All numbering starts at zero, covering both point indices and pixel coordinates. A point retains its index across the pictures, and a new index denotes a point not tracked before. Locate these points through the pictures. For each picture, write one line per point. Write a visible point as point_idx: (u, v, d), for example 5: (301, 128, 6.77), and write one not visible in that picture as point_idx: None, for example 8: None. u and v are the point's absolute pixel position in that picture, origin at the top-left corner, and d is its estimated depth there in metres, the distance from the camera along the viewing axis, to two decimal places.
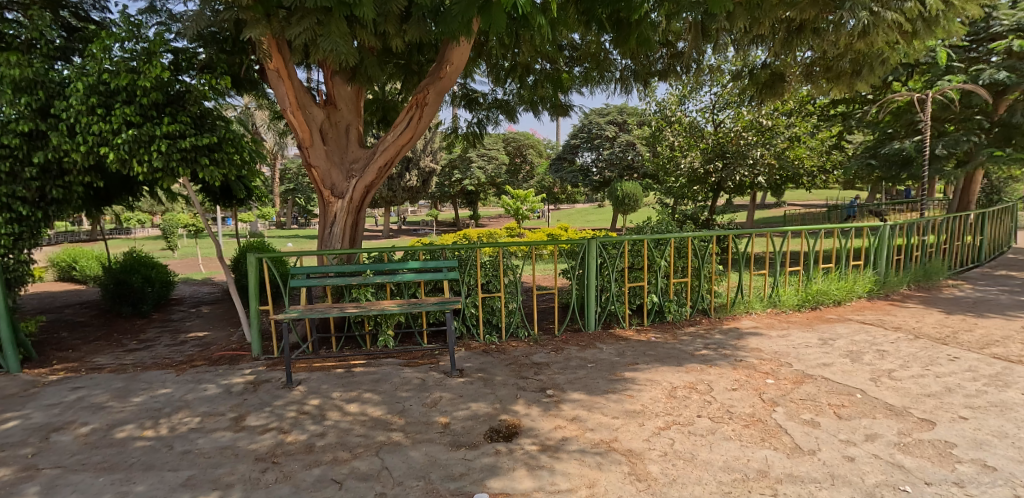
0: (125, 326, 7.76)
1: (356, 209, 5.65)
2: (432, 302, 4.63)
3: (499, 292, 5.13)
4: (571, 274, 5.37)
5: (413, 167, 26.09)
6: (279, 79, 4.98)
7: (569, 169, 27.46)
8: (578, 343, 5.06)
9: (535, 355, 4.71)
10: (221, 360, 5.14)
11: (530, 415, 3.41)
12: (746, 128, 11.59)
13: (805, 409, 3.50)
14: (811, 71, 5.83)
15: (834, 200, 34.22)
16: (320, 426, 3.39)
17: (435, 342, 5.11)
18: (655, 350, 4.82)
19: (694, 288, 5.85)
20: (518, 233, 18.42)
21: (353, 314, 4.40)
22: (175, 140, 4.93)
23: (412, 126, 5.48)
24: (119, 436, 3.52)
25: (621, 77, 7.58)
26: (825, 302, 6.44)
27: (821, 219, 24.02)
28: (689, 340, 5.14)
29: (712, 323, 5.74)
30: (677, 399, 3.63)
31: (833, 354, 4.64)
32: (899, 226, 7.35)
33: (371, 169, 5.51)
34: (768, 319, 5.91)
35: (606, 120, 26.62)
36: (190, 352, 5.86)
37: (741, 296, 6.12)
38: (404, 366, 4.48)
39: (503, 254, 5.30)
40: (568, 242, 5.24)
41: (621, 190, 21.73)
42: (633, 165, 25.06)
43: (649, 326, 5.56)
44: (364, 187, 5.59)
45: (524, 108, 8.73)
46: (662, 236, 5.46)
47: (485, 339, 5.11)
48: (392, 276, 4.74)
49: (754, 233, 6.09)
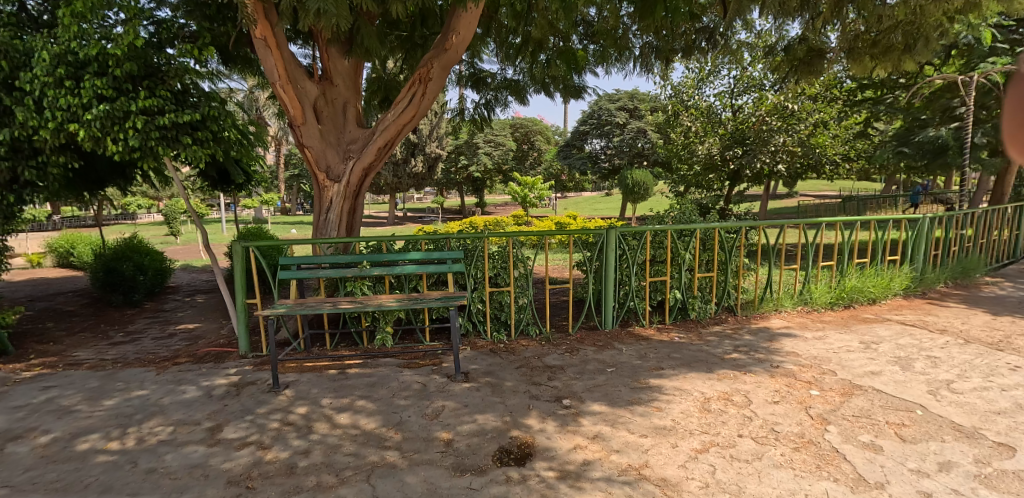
0: (114, 316, 7.39)
1: (354, 194, 5.21)
2: (435, 297, 4.19)
3: (509, 286, 4.67)
4: (587, 266, 4.90)
5: (418, 152, 25.58)
6: (266, 49, 4.49)
7: (577, 156, 26.84)
8: (595, 343, 4.60)
9: (548, 356, 4.27)
10: (206, 358, 4.72)
11: (545, 432, 2.97)
12: (769, 112, 10.96)
13: (862, 429, 3.05)
14: (853, 48, 5.35)
15: (847, 191, 33.43)
16: (306, 441, 2.97)
17: (438, 339, 4.67)
18: (681, 352, 4.36)
19: (720, 283, 5.37)
20: (525, 222, 18.00)
21: (348, 310, 3.96)
22: (153, 116, 4.49)
23: (415, 103, 5.01)
24: (80, 448, 3.11)
25: (641, 55, 7.05)
26: (860, 300, 5.96)
27: (835, 210, 23.39)
28: (717, 341, 4.68)
29: (740, 322, 5.27)
30: (713, 414, 3.19)
31: (880, 361, 4.17)
32: (938, 219, 6.83)
33: (370, 150, 5.05)
34: (800, 318, 5.44)
35: (617, 106, 25.93)
36: (177, 346, 5.46)
37: (770, 293, 5.65)
38: (403, 368, 4.05)
39: (514, 243, 4.81)
40: (585, 231, 4.76)
41: (631, 178, 21.18)
42: (644, 153, 24.41)
43: (672, 325, 5.10)
44: (363, 170, 5.13)
45: (535, 89, 8.25)
46: (689, 227, 4.98)
47: (493, 337, 4.66)
48: (390, 267, 4.30)
49: (786, 223, 5.58)
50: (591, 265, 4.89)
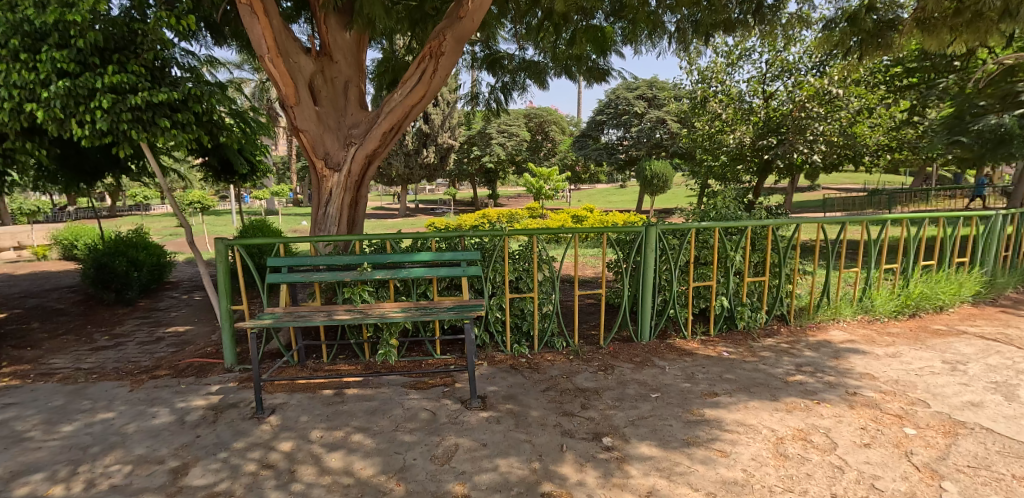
0: (104, 316, 6.90)
1: (356, 184, 4.61)
2: (447, 306, 3.55)
3: (532, 292, 4.02)
4: (623, 269, 4.22)
5: (431, 143, 25.00)
6: (253, 16, 3.87)
7: (594, 147, 26.01)
8: (631, 359, 3.96)
9: (578, 376, 3.65)
10: (187, 371, 4.17)
11: (584, 486, 2.36)
12: (809, 98, 10.09)
13: (986, 487, 2.40)
14: (931, 17, 4.63)
15: (873, 185, 32.26)
16: (285, 494, 2.39)
17: (450, 352, 4.06)
18: (734, 373, 3.71)
19: (771, 289, 4.69)
20: (541, 215, 17.38)
21: (345, 322, 3.33)
22: (124, 95, 3.93)
23: (424, 81, 4.37)
24: (16, 495, 2.57)
25: (676, 30, 6.32)
26: (926, 308, 5.25)
27: (863, 204, 22.43)
28: (774, 359, 4.02)
29: (795, 334, 4.59)
30: (792, 462, 2.55)
31: (976, 387, 3.49)
32: (1011, 215, 6.05)
33: (374, 135, 4.43)
34: (863, 330, 4.76)
35: (635, 95, 24.82)
36: (161, 354, 4.93)
37: (826, 300, 4.97)
38: (409, 389, 3.46)
39: (538, 241, 4.15)
40: (620, 228, 4.08)
41: (650, 169, 20.47)
42: (663, 144, 23.54)
43: (717, 337, 4.44)
44: (366, 157, 4.52)
45: (555, 72, 7.59)
46: (740, 224, 4.31)
47: (513, 350, 4.04)
48: (395, 271, 3.66)
49: (847, 220, 4.88)
50: (628, 269, 4.20)
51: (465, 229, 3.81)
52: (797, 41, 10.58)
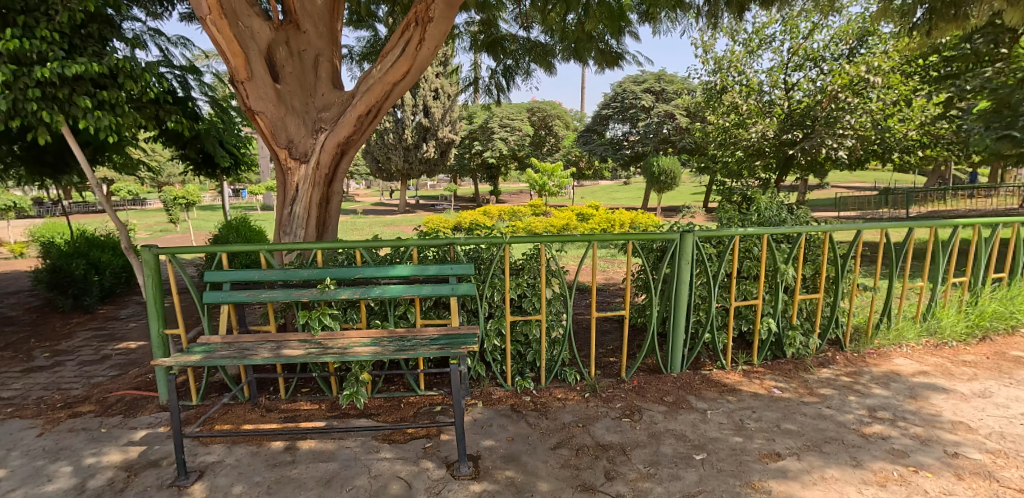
0: (54, 325, 6.13)
1: (327, 178, 3.84)
2: (430, 337, 2.75)
3: (538, 314, 3.23)
4: (652, 286, 3.39)
5: (431, 137, 24.18)
6: None
7: (598, 142, 25.19)
8: (662, 399, 3.19)
9: (598, 424, 2.88)
10: (116, 407, 3.40)
11: None
12: (840, 87, 9.23)
13: None
14: None
15: (884, 184, 31.38)
16: None
17: (437, 387, 3.30)
18: (795, 422, 2.95)
19: (826, 308, 3.91)
20: (544, 212, 16.61)
21: (293, 361, 2.53)
22: (30, 66, 3.14)
23: (407, 54, 3.57)
24: None
25: (705, 4, 5.50)
26: (999, 330, 4.49)
27: (875, 203, 21.65)
28: (839, 400, 3.25)
29: (855, 364, 3.82)
30: None
31: None
32: None
33: (347, 120, 3.66)
34: (933, 359, 4.00)
35: (642, 88, 23.92)
36: (99, 380, 4.16)
37: (885, 321, 4.21)
38: (381, 443, 2.70)
39: (545, 250, 3.34)
40: (650, 235, 3.24)
41: (658, 165, 19.70)
42: (671, 139, 22.66)
43: (763, 368, 3.67)
44: (338, 146, 3.75)
45: (564, 55, 6.80)
46: (793, 229, 3.51)
47: (515, 385, 3.27)
48: (363, 291, 2.86)
49: (915, 226, 4.08)
50: (658, 285, 3.38)
51: (455, 235, 3.03)
52: (824, 27, 9.77)
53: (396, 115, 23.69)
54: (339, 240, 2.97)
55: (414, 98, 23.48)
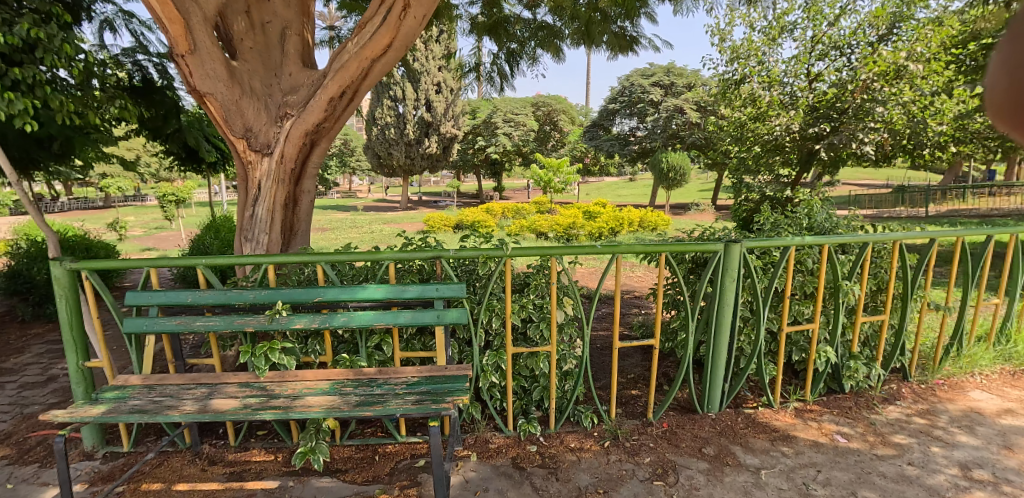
0: (9, 336, 5.55)
1: (294, 174, 3.22)
2: (407, 381, 2.12)
3: (546, 344, 2.59)
4: (688, 307, 2.73)
5: (433, 132, 23.50)
6: None
7: (605, 138, 24.44)
8: (701, 450, 2.57)
9: (622, 489, 2.26)
10: (35, 452, 2.81)
11: None
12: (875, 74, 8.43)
13: None
14: None
15: (898, 182, 30.47)
16: None
17: (423, 431, 2.70)
18: (873, 487, 2.32)
19: (891, 333, 3.26)
20: (549, 209, 15.99)
21: (221, 416, 1.91)
22: None
23: (389, 24, 2.88)
24: None
25: None
26: None
27: (892, 201, 20.83)
28: (918, 453, 2.63)
29: (927, 400, 3.18)
30: None
31: None
32: None
33: (317, 105, 3.02)
34: (1017, 393, 3.34)
35: (651, 81, 23.05)
36: (34, 410, 3.56)
37: (955, 346, 3.56)
38: None
39: (556, 264, 2.69)
40: (687, 247, 2.57)
41: (666, 161, 19.03)
42: (680, 135, 21.90)
43: (818, 406, 3.04)
44: (307, 136, 3.11)
45: (573, 37, 6.11)
46: (858, 238, 2.86)
47: (519, 431, 2.64)
48: (324, 318, 2.23)
49: (996, 233, 3.41)
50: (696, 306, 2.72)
51: (442, 248, 2.38)
52: (852, 13, 9.04)
53: (398, 109, 23.08)
54: (296, 254, 2.34)
55: (415, 92, 22.83)
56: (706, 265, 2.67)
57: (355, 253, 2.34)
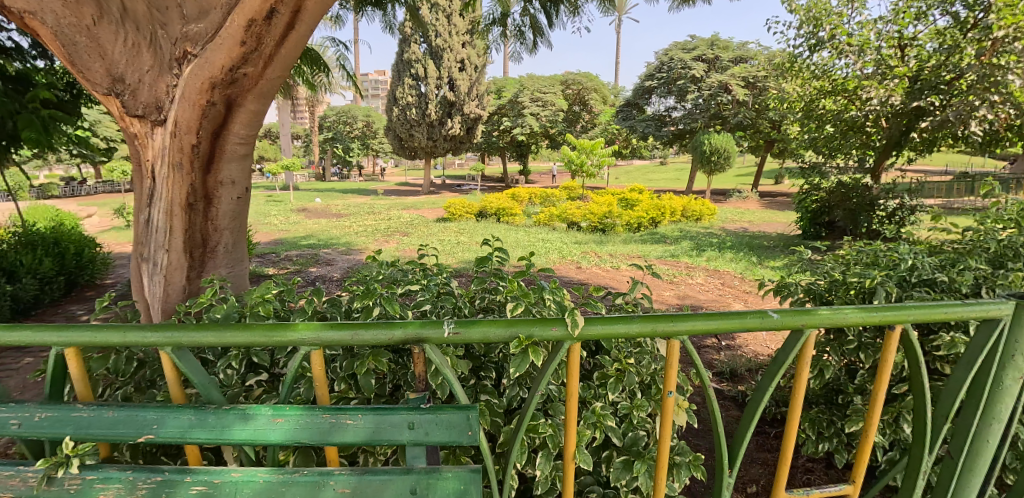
0: None
1: (203, 155, 1.98)
2: None
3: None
4: (923, 423, 1.40)
5: (456, 112, 22.03)
6: None
7: (639, 119, 22.67)
8: None
9: None
10: None
11: None
12: None
13: None
14: None
15: (960, 168, 27.80)
16: None
17: None
18: None
19: None
20: (581, 195, 14.58)
21: None
22: None
23: None
24: None
25: None
26: None
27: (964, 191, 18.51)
28: None
29: None
30: None
31: None
32: None
33: (227, 36, 1.76)
34: None
35: (693, 56, 21.09)
36: None
37: None
38: None
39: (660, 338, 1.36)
40: (951, 312, 1.19)
41: (709, 143, 17.29)
42: (724, 114, 20.01)
43: None
44: (214, 93, 1.86)
45: None
46: None
47: None
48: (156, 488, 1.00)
49: None
50: (939, 424, 1.38)
51: (424, 321, 1.04)
52: None
53: (419, 89, 21.74)
54: (107, 330, 1.05)
55: (438, 70, 21.42)
56: (973, 346, 1.32)
57: (225, 335, 1.02)
